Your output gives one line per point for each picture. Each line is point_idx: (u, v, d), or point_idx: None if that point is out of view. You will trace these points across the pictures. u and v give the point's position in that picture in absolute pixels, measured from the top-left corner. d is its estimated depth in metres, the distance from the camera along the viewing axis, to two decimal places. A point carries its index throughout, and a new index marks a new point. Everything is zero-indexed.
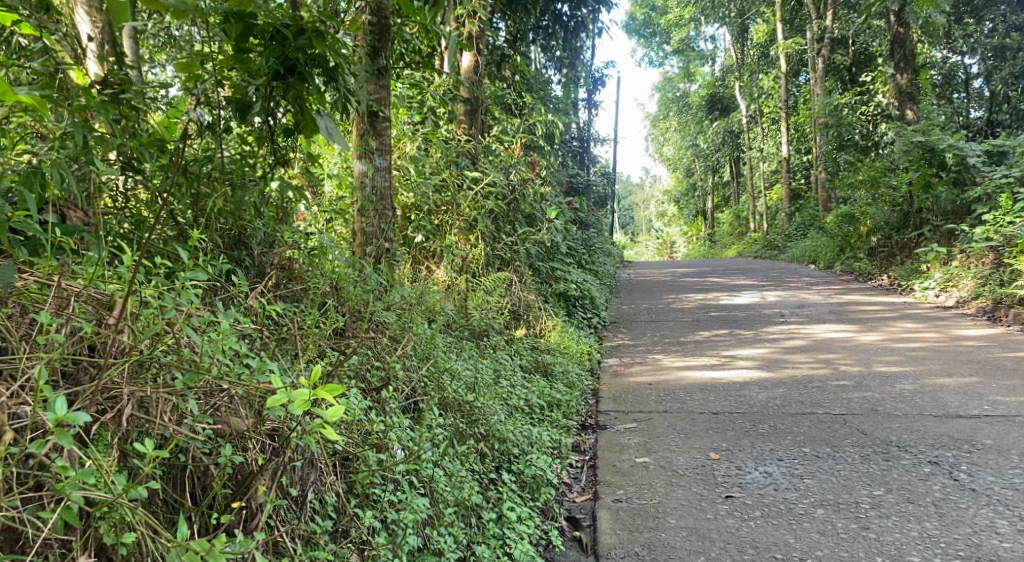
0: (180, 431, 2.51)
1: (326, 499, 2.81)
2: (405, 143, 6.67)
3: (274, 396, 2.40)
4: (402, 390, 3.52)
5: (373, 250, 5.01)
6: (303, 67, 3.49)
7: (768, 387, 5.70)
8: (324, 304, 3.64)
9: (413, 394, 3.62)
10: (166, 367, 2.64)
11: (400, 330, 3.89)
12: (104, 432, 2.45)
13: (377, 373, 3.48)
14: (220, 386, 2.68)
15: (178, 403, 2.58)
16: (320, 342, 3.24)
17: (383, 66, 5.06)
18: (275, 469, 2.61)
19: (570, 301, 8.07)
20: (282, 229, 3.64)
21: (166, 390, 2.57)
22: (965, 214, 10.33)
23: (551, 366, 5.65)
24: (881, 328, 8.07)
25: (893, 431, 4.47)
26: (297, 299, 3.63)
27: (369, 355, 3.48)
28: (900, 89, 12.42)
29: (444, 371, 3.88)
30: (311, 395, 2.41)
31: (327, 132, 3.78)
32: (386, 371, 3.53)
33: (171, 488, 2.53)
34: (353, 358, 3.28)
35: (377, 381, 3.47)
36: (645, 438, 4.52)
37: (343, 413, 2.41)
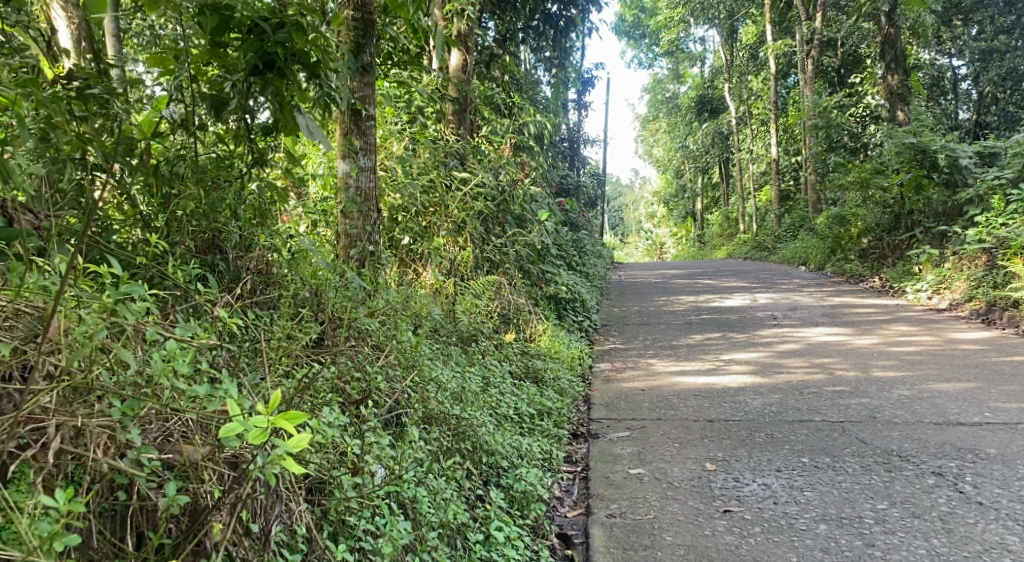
0: (112, 468, 2.34)
1: (297, 530, 2.64)
2: (390, 143, 6.51)
3: (228, 424, 2.24)
4: (384, 403, 3.36)
5: (357, 253, 4.85)
6: (282, 63, 3.32)
7: (763, 393, 5.56)
8: (298, 313, 3.45)
9: (397, 407, 3.45)
10: (105, 394, 2.46)
11: (383, 337, 3.73)
12: (26, 470, 2.28)
13: (357, 385, 3.31)
14: (167, 413, 2.52)
15: (115, 435, 2.40)
16: (295, 353, 3.08)
17: (368, 63, 4.92)
18: (234, 503, 2.44)
19: (560, 303, 7.92)
20: (258, 232, 3.46)
21: (101, 420, 2.39)
22: (957, 216, 10.24)
23: (542, 372, 5.50)
24: (874, 331, 7.95)
25: (894, 440, 4.34)
26: (274, 306, 3.46)
27: (350, 365, 3.32)
28: (890, 90, 12.34)
29: (428, 380, 3.72)
30: (270, 424, 2.25)
31: (309, 131, 3.52)
32: (366, 383, 3.36)
33: (109, 531, 2.36)
34: (328, 371, 3.13)
35: (358, 394, 3.31)
36: (639, 448, 4.38)
37: (305, 444, 2.26)
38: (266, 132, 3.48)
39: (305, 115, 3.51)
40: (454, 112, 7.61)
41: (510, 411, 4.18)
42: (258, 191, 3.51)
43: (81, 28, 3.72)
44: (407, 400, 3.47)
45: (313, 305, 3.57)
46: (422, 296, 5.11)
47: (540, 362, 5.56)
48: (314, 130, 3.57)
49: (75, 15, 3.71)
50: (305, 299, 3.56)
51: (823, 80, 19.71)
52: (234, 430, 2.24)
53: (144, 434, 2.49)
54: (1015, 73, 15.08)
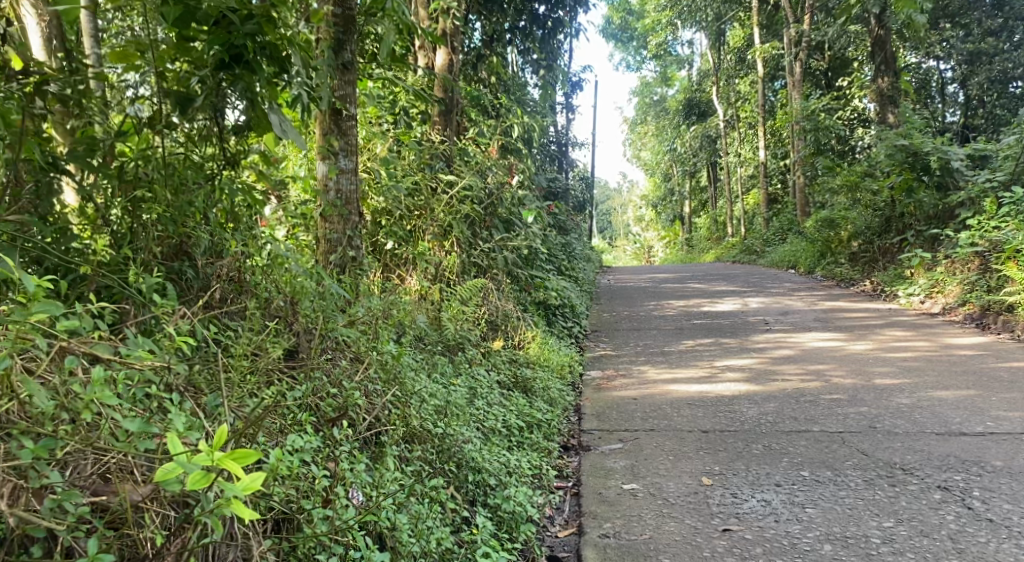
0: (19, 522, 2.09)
1: None
2: (374, 144, 6.32)
3: (165, 467, 2.09)
4: (362, 420, 3.17)
5: (337, 259, 4.71)
6: (252, 55, 3.16)
7: (759, 402, 5.39)
8: (269, 326, 3.25)
9: (377, 423, 3.25)
10: (14, 435, 2.22)
11: (364, 348, 3.53)
12: None
13: (332, 402, 3.12)
14: (91, 450, 2.30)
15: (24, 483, 2.16)
16: (262, 370, 2.95)
17: (349, 61, 4.76)
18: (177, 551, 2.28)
19: (549, 309, 7.72)
20: (227, 236, 3.26)
21: (9, 466, 2.14)
22: (948, 219, 10.13)
23: (531, 382, 5.31)
24: (868, 336, 7.81)
25: (896, 452, 4.19)
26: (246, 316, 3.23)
27: (322, 382, 3.14)
28: (880, 92, 12.24)
29: (411, 395, 3.53)
30: (216, 465, 2.10)
31: (282, 129, 3.26)
32: (342, 399, 3.18)
33: None
34: (297, 391, 2.95)
35: (334, 412, 3.13)
36: (632, 461, 4.22)
37: (256, 486, 2.12)
38: (238, 131, 3.29)
39: (279, 113, 3.27)
40: (440, 113, 7.44)
41: (497, 424, 3.99)
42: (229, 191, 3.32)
43: (52, 24, 3.46)
44: (388, 412, 3.28)
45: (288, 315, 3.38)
46: (406, 304, 4.94)
47: (529, 371, 5.38)
48: (289, 130, 3.32)
49: (45, 12, 3.43)
50: (281, 309, 3.36)
51: (811, 83, 19.64)
52: (173, 472, 2.09)
53: (68, 477, 2.28)
54: (1003, 76, 15.04)
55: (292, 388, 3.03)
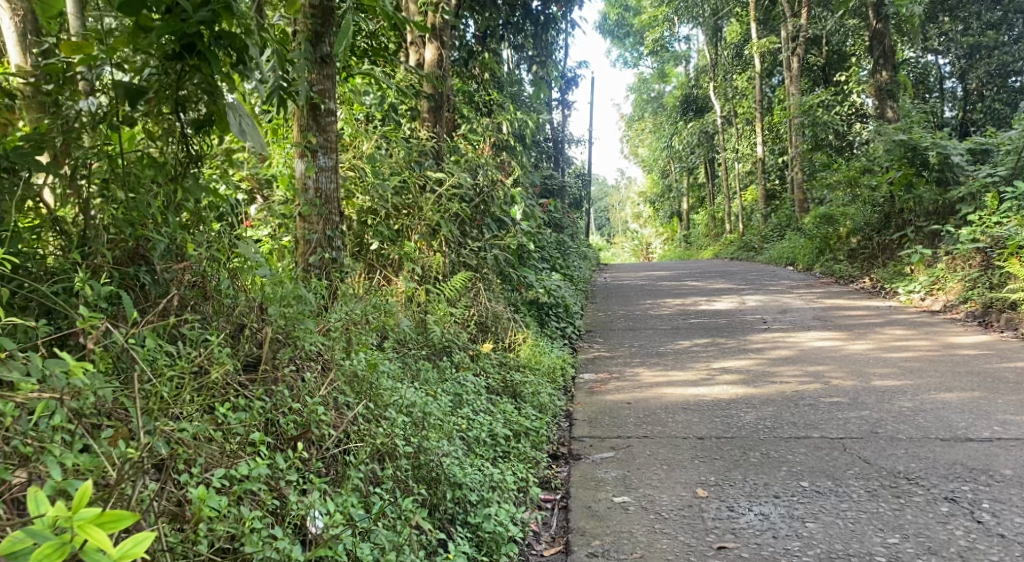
0: None
1: None
2: (360, 142, 6.15)
3: (15, 536, 1.88)
4: (330, 435, 2.99)
5: (317, 260, 4.52)
6: (205, 47, 3.00)
7: (757, 406, 5.21)
8: (229, 334, 3.10)
9: (346, 439, 3.06)
10: None
11: (334, 357, 3.34)
12: None
13: (295, 417, 2.94)
14: None
15: None
16: (224, 379, 2.84)
17: (327, 54, 4.56)
18: None
19: (542, 309, 7.52)
20: (180, 235, 3.06)
21: None
22: (949, 214, 9.94)
23: (520, 387, 5.11)
24: (867, 335, 7.63)
25: (899, 460, 4.01)
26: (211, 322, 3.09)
27: (285, 397, 2.97)
28: (879, 87, 12.04)
29: (385, 406, 3.34)
30: (76, 532, 1.89)
31: (240, 131, 3.12)
32: (307, 414, 2.99)
33: None
34: (243, 415, 2.78)
35: (296, 430, 2.95)
36: (624, 471, 4.04)
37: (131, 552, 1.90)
38: (198, 127, 3.14)
39: (238, 113, 3.14)
40: (429, 109, 7.27)
41: (481, 434, 3.81)
42: (194, 190, 3.15)
43: (27, 20, 3.43)
44: (357, 427, 3.09)
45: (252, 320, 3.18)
46: (389, 306, 4.74)
47: (519, 375, 5.18)
48: (248, 130, 3.18)
49: (20, 7, 3.39)
50: (246, 315, 3.18)
51: (809, 79, 19.47)
52: (23, 542, 1.88)
53: None
54: (1003, 69, 14.87)
55: (253, 403, 2.87)
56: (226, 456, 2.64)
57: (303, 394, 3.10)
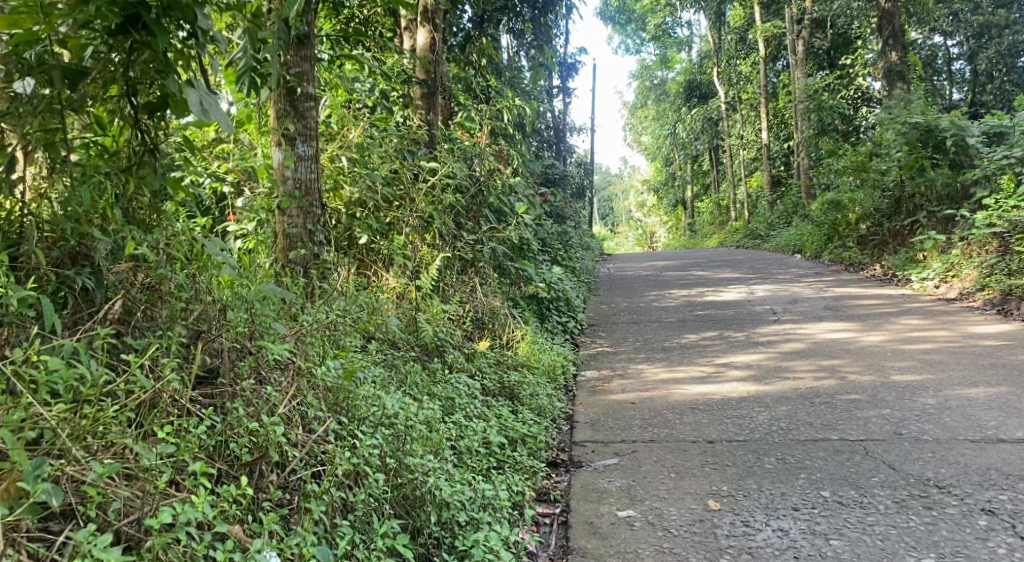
0: None
1: None
2: (349, 131, 5.83)
3: None
4: (295, 457, 2.71)
5: (298, 256, 4.27)
6: (152, 17, 2.71)
7: (770, 405, 4.89)
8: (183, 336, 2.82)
9: (312, 461, 2.78)
10: None
11: (301, 368, 3.03)
12: None
13: (249, 441, 2.66)
14: None
15: None
16: (167, 404, 2.57)
17: (305, 35, 4.35)
18: None
19: (543, 303, 7.19)
20: (127, 234, 2.78)
21: None
22: (964, 198, 9.58)
23: (518, 389, 4.80)
24: (882, 326, 7.29)
25: (927, 466, 3.71)
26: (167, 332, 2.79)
27: (240, 416, 2.70)
28: (889, 68, 11.66)
29: (358, 422, 3.04)
30: None
31: (202, 109, 2.84)
32: (262, 436, 2.69)
33: None
34: (169, 448, 2.44)
35: (251, 453, 2.66)
36: (630, 480, 3.75)
37: None
38: (150, 113, 2.87)
39: (197, 90, 2.86)
40: (422, 96, 6.93)
41: (472, 444, 3.54)
42: (150, 182, 2.90)
43: None
44: (323, 448, 2.80)
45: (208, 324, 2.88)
46: (377, 304, 4.46)
47: (516, 375, 4.89)
48: (210, 107, 2.88)
49: None
50: (203, 321, 2.88)
51: (814, 62, 19.08)
52: None
53: None
54: (1014, 48, 14.53)
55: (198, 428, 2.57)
56: (155, 495, 2.35)
57: (258, 412, 2.79)
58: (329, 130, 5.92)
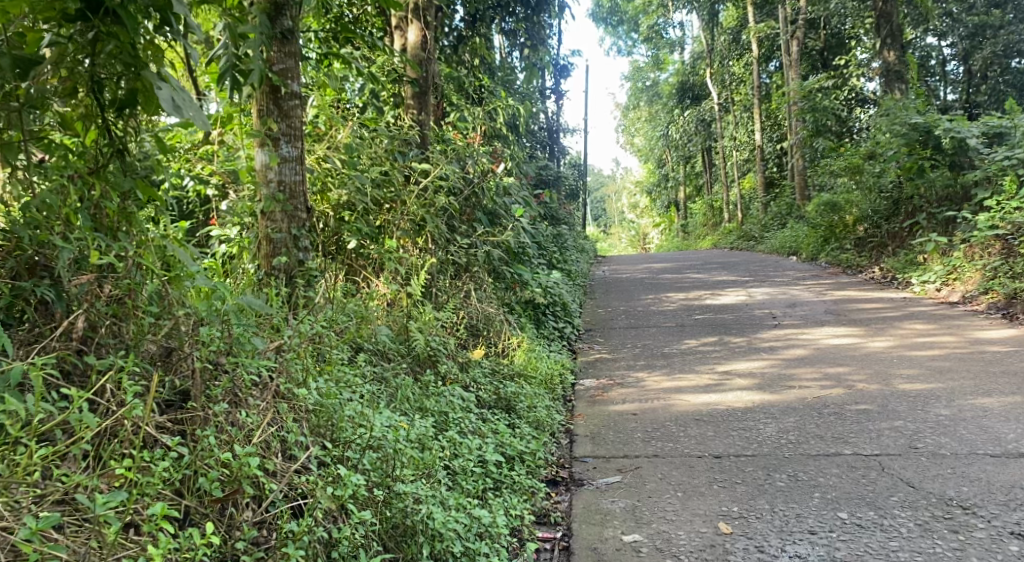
0: None
1: None
2: (338, 131, 5.57)
3: None
4: (274, 490, 2.51)
5: (281, 264, 4.06)
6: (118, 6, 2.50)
7: (777, 415, 4.70)
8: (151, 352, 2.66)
9: (292, 493, 2.58)
10: None
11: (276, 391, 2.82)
12: None
13: (218, 475, 2.43)
14: None
15: None
16: (119, 442, 2.36)
17: (290, 29, 4.11)
18: None
19: (539, 308, 6.98)
20: (90, 242, 2.58)
21: None
22: (964, 200, 9.38)
23: (515, 400, 4.60)
24: (886, 331, 7.09)
25: (947, 483, 3.55)
26: (134, 350, 2.61)
27: (211, 444, 2.48)
28: (887, 68, 11.41)
29: (344, 446, 2.84)
30: None
31: (173, 105, 2.59)
32: (233, 467, 2.47)
33: None
34: (118, 496, 2.19)
35: (222, 489, 2.44)
36: (635, 501, 3.55)
37: None
38: (118, 109, 2.65)
39: (168, 86, 2.62)
40: (413, 95, 6.72)
41: (467, 464, 3.36)
42: (116, 184, 2.68)
43: None
44: (304, 479, 2.60)
45: (177, 341, 2.69)
46: (365, 315, 4.26)
47: (514, 386, 4.69)
48: (183, 105, 2.63)
49: None
50: (175, 336, 2.71)
51: (808, 63, 18.92)
52: None
53: None
54: (1009, 48, 14.36)
55: (159, 464, 2.35)
56: (105, 548, 2.12)
57: (228, 441, 2.57)
58: (317, 130, 5.68)
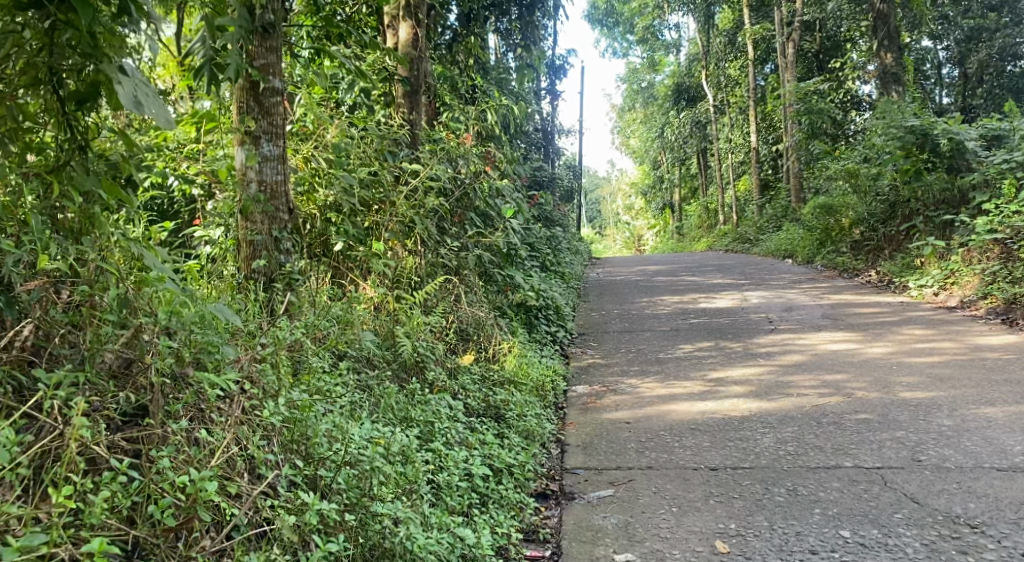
0: None
1: None
2: (326, 129, 5.40)
3: None
4: (237, 516, 2.38)
5: (261, 266, 3.92)
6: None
7: (774, 424, 4.56)
8: (108, 362, 2.52)
9: (258, 516, 2.45)
10: None
11: (241, 408, 2.66)
12: None
13: (172, 505, 2.27)
14: None
15: None
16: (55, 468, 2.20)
17: (271, 23, 3.95)
18: None
19: (531, 312, 6.83)
20: (46, 242, 2.48)
21: None
22: (962, 203, 9.25)
23: (504, 408, 4.45)
24: (885, 336, 6.96)
25: (953, 498, 3.43)
26: (89, 362, 2.49)
27: (161, 472, 2.32)
28: (884, 70, 11.28)
29: (318, 463, 2.70)
30: None
31: (135, 102, 2.49)
32: (189, 491, 2.32)
33: None
34: (40, 538, 2.02)
35: (175, 519, 2.27)
36: (627, 516, 3.41)
37: None
38: (76, 103, 2.51)
39: (130, 80, 2.51)
40: (403, 94, 6.55)
41: (451, 478, 3.23)
42: (77, 184, 2.53)
43: None
44: (270, 503, 2.46)
45: (137, 351, 2.56)
46: (352, 318, 4.10)
47: (503, 393, 4.54)
48: (145, 100, 2.53)
49: None
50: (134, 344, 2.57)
51: (804, 66, 18.80)
52: None
53: None
54: (1005, 52, 14.27)
55: (98, 496, 2.18)
56: None
57: (182, 464, 2.41)
58: (305, 129, 5.51)
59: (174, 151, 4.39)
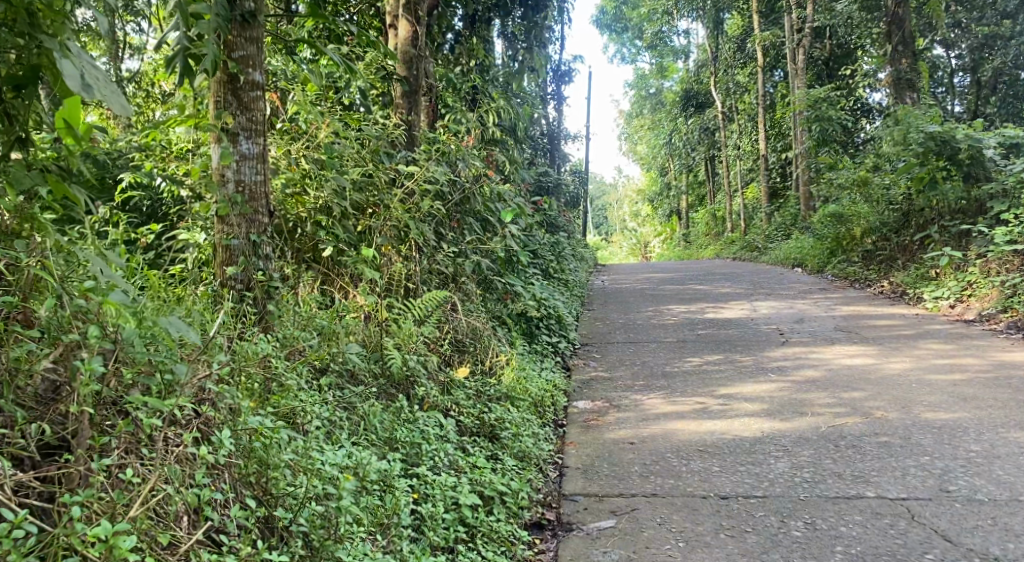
0: None
1: None
2: (317, 128, 5.13)
3: None
4: None
5: (236, 273, 3.63)
6: None
7: (790, 447, 4.25)
8: (31, 387, 2.28)
9: None
10: None
11: (185, 443, 2.39)
12: None
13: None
14: None
15: None
16: None
17: (252, 12, 3.69)
18: None
19: (532, 321, 6.54)
20: None
21: None
22: (979, 213, 8.93)
23: (499, 428, 4.16)
24: (902, 351, 6.64)
25: (991, 536, 3.13)
26: (9, 387, 2.23)
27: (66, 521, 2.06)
28: (898, 76, 10.91)
29: (277, 501, 2.49)
30: None
31: (82, 84, 2.21)
32: (105, 547, 2.03)
33: None
34: None
35: None
36: (628, 553, 3.13)
37: None
38: (15, 88, 2.31)
39: (77, 62, 2.25)
40: (402, 94, 6.16)
41: (435, 510, 2.98)
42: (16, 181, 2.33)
43: None
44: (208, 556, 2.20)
45: (66, 374, 2.31)
46: (336, 329, 3.80)
47: (499, 411, 4.24)
48: (94, 83, 2.26)
49: None
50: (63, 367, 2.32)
51: (813, 72, 18.47)
52: None
53: None
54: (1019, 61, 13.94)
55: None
56: None
57: (99, 511, 2.16)
58: (295, 128, 5.23)
59: (162, 150, 4.35)
